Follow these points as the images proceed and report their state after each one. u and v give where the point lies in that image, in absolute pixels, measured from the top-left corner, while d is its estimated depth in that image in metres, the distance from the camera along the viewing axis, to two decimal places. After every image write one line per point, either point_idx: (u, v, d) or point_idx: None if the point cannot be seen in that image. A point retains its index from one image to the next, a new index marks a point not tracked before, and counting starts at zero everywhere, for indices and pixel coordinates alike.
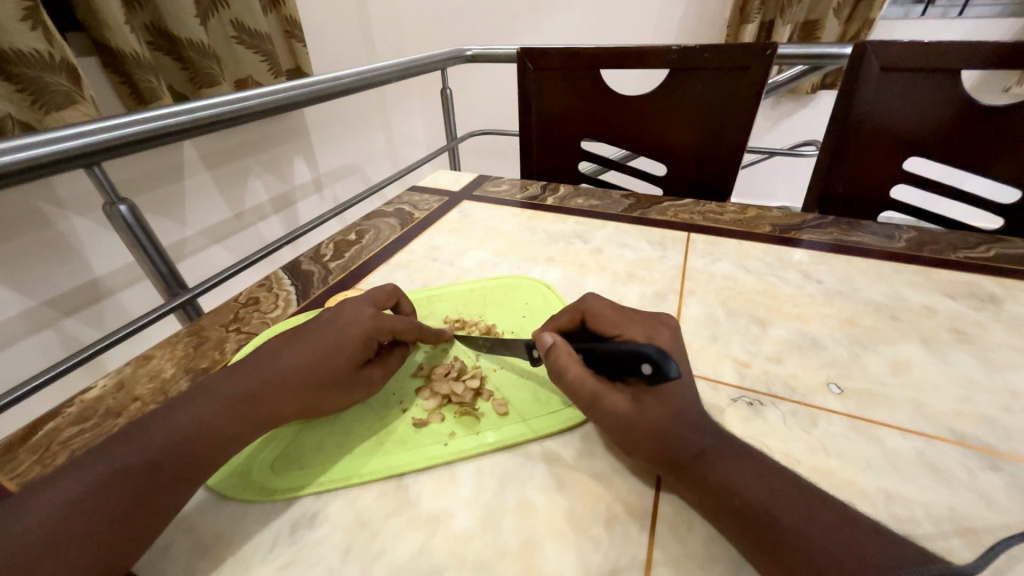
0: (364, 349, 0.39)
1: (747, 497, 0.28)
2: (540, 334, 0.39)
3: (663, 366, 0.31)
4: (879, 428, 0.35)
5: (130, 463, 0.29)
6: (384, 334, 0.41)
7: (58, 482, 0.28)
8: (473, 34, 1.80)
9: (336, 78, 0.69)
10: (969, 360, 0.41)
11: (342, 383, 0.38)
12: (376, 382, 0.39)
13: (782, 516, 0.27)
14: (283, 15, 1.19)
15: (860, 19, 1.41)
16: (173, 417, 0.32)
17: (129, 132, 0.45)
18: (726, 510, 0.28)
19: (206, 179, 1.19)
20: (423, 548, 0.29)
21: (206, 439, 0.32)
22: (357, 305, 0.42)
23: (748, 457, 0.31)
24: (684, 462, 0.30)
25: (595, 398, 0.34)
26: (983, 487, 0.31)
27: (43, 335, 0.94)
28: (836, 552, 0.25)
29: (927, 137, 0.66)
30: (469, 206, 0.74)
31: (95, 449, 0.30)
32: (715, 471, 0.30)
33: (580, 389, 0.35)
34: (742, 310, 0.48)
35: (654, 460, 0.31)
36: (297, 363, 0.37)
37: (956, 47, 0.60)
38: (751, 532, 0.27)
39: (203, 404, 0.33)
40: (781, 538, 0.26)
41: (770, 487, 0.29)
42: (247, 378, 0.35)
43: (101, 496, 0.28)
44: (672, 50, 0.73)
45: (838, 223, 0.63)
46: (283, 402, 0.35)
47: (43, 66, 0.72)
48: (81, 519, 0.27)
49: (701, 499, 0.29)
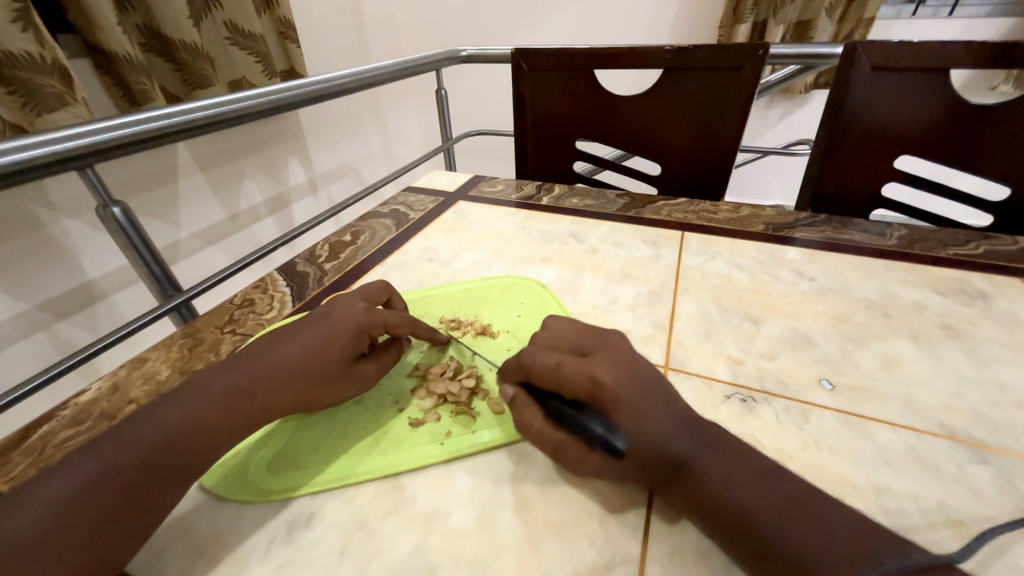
0: (357, 343, 0.40)
1: (732, 503, 0.28)
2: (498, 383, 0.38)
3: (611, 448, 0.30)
4: (870, 424, 0.36)
5: (122, 459, 0.29)
6: (376, 328, 0.41)
7: (49, 481, 0.28)
8: (468, 34, 1.80)
9: (332, 78, 0.69)
10: (957, 356, 0.42)
11: (336, 377, 0.38)
12: (370, 376, 0.40)
13: (764, 521, 0.27)
14: (277, 15, 1.19)
15: (853, 18, 1.43)
16: (165, 413, 0.32)
17: (123, 133, 0.45)
18: (710, 511, 0.28)
19: (200, 180, 1.18)
20: (419, 547, 0.29)
21: (198, 434, 0.32)
22: (349, 302, 0.42)
23: (739, 459, 0.30)
24: (671, 474, 0.30)
25: (561, 448, 0.32)
26: (972, 480, 0.31)
27: (36, 338, 0.93)
28: (813, 557, 0.25)
29: (918, 137, 0.67)
30: (464, 206, 0.74)
31: (85, 448, 0.30)
32: (701, 477, 0.29)
33: (544, 442, 0.33)
34: (736, 308, 0.49)
35: (643, 474, 0.30)
36: (290, 358, 0.37)
37: (945, 46, 0.61)
38: (742, 542, 0.27)
39: (193, 401, 0.33)
40: (760, 541, 0.26)
41: (756, 492, 0.28)
42: (239, 374, 0.35)
43: (94, 494, 0.28)
44: (666, 50, 0.74)
45: (830, 221, 0.63)
46: (277, 397, 0.35)
47: (33, 67, 0.72)
48: (75, 516, 0.27)
49: (685, 500, 0.29)
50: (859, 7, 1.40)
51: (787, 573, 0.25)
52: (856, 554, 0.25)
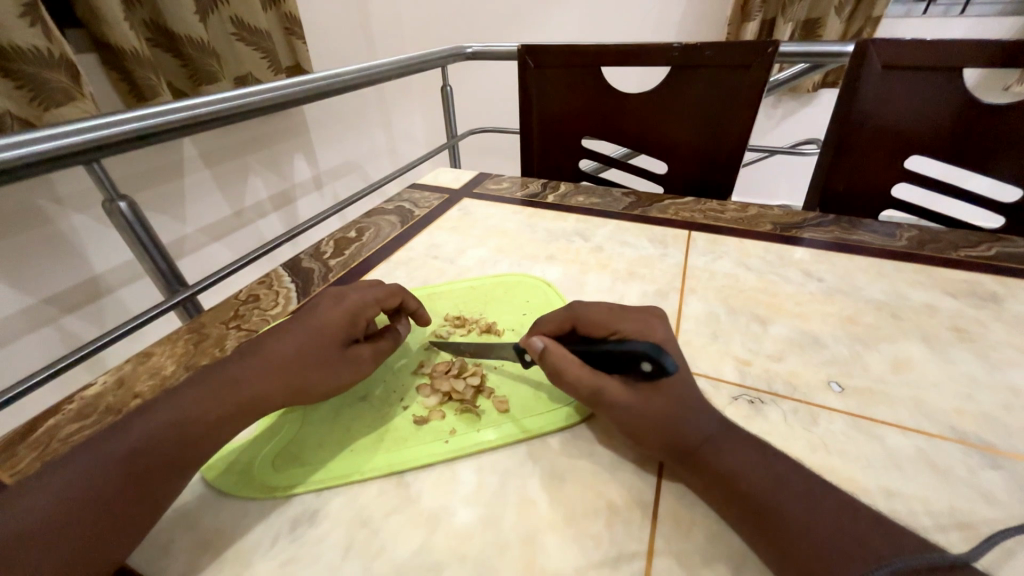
0: (350, 328, 0.40)
1: (751, 485, 0.29)
2: (528, 340, 0.39)
3: (662, 362, 0.32)
4: (880, 427, 0.35)
5: (116, 451, 0.29)
6: (369, 308, 0.42)
7: (43, 480, 0.28)
8: (474, 31, 1.80)
9: (337, 75, 0.69)
10: (969, 359, 0.41)
11: (331, 360, 0.37)
12: (366, 360, 0.39)
13: (783, 503, 0.28)
14: (283, 12, 1.19)
15: (862, 17, 1.41)
16: (157, 409, 0.32)
17: (129, 128, 0.45)
18: (729, 495, 0.29)
19: (206, 177, 1.18)
20: (423, 545, 0.29)
21: (189, 424, 0.32)
22: (341, 290, 0.43)
23: (752, 447, 0.31)
24: (686, 451, 0.31)
25: (597, 392, 0.35)
26: (984, 485, 0.31)
27: (43, 332, 0.94)
28: (834, 538, 0.26)
29: (929, 136, 0.66)
30: (469, 203, 0.74)
31: (81, 445, 0.30)
32: (719, 459, 0.30)
33: (582, 388, 0.35)
34: (743, 308, 0.48)
35: (656, 446, 0.32)
36: (284, 346, 0.37)
37: (959, 44, 0.60)
38: (759, 523, 0.27)
39: (187, 392, 0.33)
40: (782, 522, 0.27)
41: (773, 477, 0.29)
42: (234, 366, 0.35)
43: (88, 487, 0.27)
44: (674, 48, 0.73)
45: (839, 222, 0.63)
46: (271, 384, 0.35)
47: (42, 62, 0.72)
48: (73, 509, 0.26)
49: (704, 486, 0.30)
50: (868, 6, 1.39)
51: (809, 552, 0.25)
52: (867, 551, 0.25)
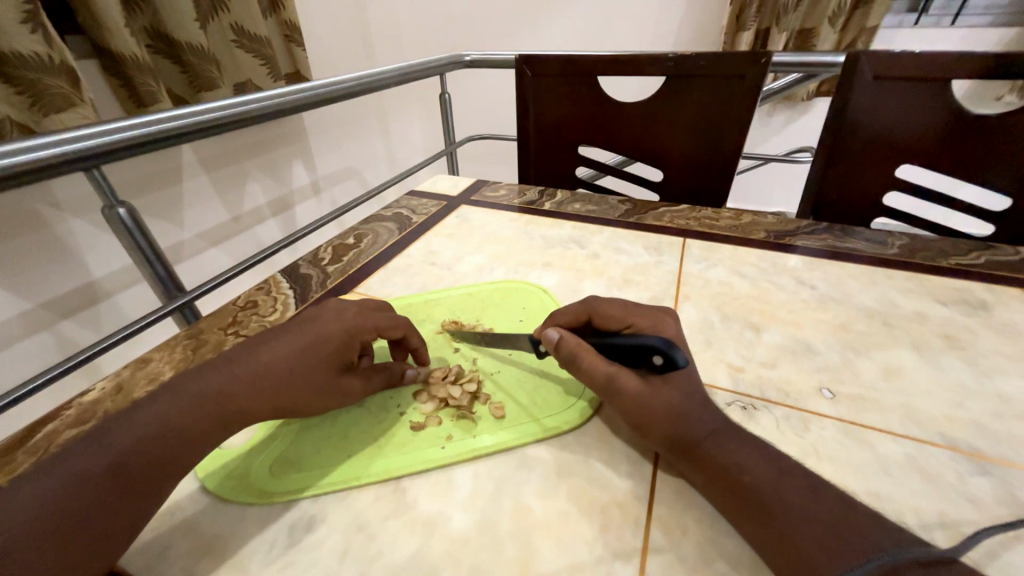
0: (347, 348, 0.39)
1: (748, 479, 0.30)
2: (545, 330, 0.40)
3: (673, 356, 0.33)
4: (871, 433, 0.36)
5: (99, 460, 0.28)
6: (369, 331, 0.41)
7: (25, 486, 0.27)
8: (474, 41, 1.82)
9: (336, 82, 0.70)
10: (958, 366, 0.42)
11: (323, 383, 0.37)
12: (359, 390, 0.39)
13: (781, 498, 0.28)
14: (283, 19, 1.20)
15: (856, 27, 1.44)
16: (142, 416, 0.31)
17: (129, 134, 0.45)
18: (728, 489, 0.30)
19: (204, 182, 1.19)
20: (420, 550, 0.29)
21: (170, 438, 0.31)
22: (344, 305, 0.42)
23: (750, 442, 0.32)
24: (685, 448, 0.32)
25: (610, 380, 0.36)
26: (973, 491, 0.31)
27: (40, 337, 0.94)
28: (830, 529, 0.27)
29: (919, 145, 0.67)
30: (467, 210, 0.74)
31: (57, 454, 0.29)
32: (718, 454, 0.31)
33: (596, 376, 0.36)
34: (736, 315, 0.49)
35: (656, 441, 0.33)
36: (277, 360, 0.36)
37: (948, 57, 0.61)
38: (757, 517, 0.28)
39: (170, 402, 0.32)
40: (779, 515, 0.28)
41: (770, 471, 0.30)
42: (224, 375, 0.34)
43: (73, 494, 0.27)
44: (669, 58, 0.74)
45: (831, 230, 0.64)
46: (262, 401, 0.34)
47: (42, 68, 0.73)
48: (59, 517, 0.26)
49: (704, 481, 0.31)
50: (862, 16, 1.42)
51: (805, 546, 0.26)
52: (850, 544, 0.26)
